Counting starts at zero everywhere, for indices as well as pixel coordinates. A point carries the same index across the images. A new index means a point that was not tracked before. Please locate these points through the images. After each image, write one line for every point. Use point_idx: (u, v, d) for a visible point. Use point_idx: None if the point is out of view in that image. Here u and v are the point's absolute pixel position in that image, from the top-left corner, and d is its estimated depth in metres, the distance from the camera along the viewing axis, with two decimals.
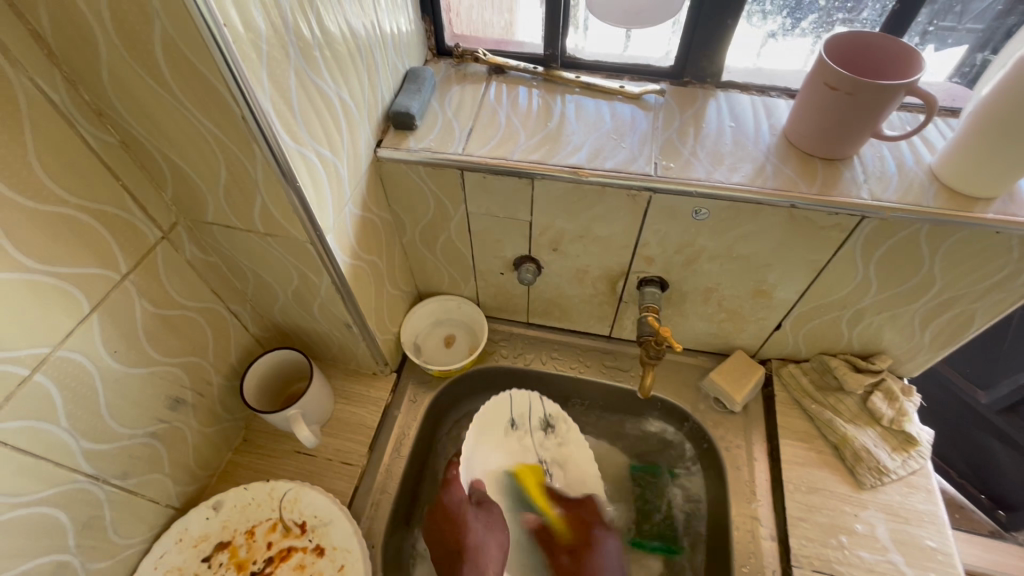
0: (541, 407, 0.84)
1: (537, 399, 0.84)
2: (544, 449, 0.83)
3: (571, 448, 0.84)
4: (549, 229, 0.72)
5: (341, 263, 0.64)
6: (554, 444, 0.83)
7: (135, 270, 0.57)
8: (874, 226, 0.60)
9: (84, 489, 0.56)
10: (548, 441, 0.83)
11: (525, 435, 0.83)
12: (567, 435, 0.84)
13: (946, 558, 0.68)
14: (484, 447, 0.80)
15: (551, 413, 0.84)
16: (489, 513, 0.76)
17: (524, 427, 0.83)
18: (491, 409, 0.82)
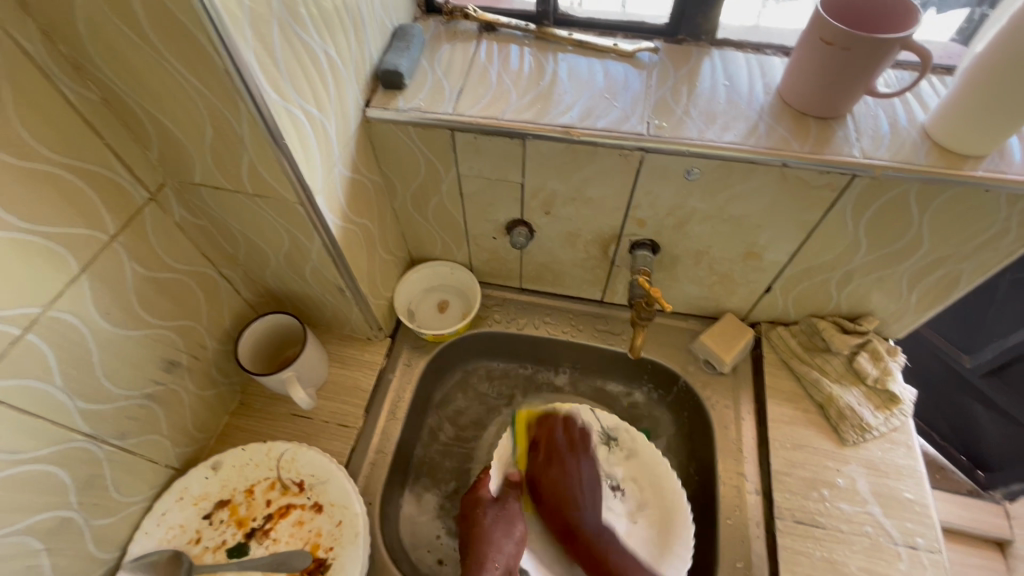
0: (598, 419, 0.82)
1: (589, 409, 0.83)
2: (608, 463, 0.81)
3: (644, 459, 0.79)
4: (541, 191, 0.72)
5: (332, 225, 0.64)
6: (622, 458, 0.81)
7: (123, 232, 0.56)
8: (864, 185, 0.60)
9: (83, 448, 0.57)
10: (612, 455, 0.81)
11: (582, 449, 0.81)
12: (633, 445, 0.81)
13: (922, 509, 0.71)
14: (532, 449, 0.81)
15: (610, 425, 0.82)
16: (507, 511, 0.74)
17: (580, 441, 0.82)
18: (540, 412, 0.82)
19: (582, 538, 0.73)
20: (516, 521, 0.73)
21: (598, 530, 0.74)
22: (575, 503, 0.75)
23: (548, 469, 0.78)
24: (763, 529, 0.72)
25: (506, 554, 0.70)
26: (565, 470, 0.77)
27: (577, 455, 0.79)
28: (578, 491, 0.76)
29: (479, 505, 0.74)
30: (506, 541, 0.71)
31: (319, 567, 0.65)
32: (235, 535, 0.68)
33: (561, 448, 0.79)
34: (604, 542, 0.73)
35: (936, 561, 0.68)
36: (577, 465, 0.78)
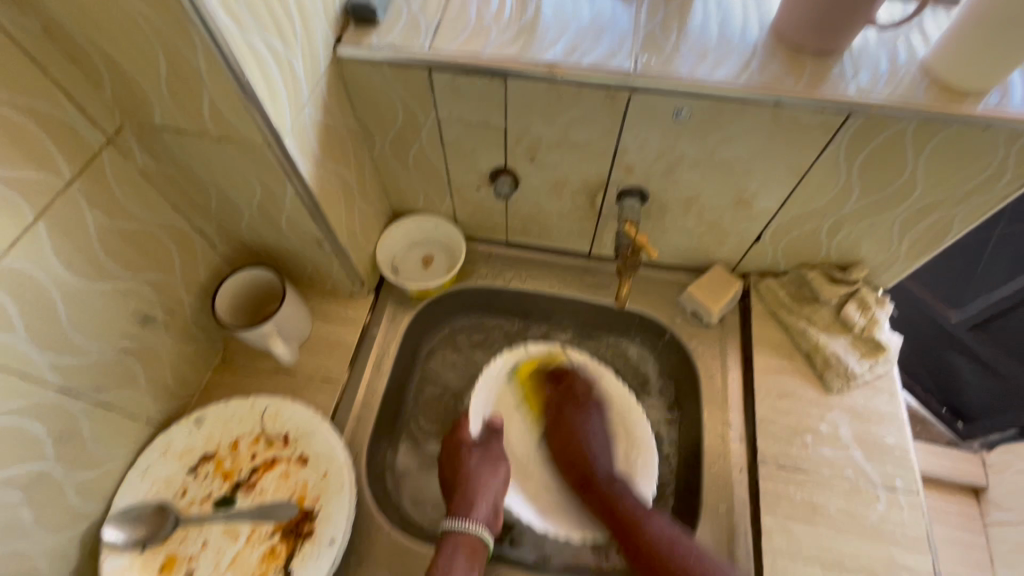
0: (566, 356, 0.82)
1: (559, 352, 0.82)
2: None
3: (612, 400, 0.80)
4: (525, 136, 0.69)
5: (304, 172, 0.61)
6: (589, 398, 0.81)
7: (80, 177, 0.53)
8: (859, 125, 0.58)
9: (56, 402, 0.55)
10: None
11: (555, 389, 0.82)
12: (601, 385, 0.81)
13: (903, 453, 0.72)
14: (501, 391, 0.82)
15: (578, 365, 0.81)
16: (492, 452, 0.74)
17: (550, 381, 0.82)
18: (512, 359, 0.82)
19: (597, 487, 0.73)
20: (502, 462, 0.74)
21: (612, 480, 0.73)
22: (585, 450, 0.75)
23: (557, 425, 0.78)
24: (746, 474, 0.73)
25: (494, 489, 0.71)
26: (574, 420, 0.77)
27: (584, 409, 0.78)
28: (588, 443, 0.75)
29: (463, 447, 0.75)
30: (493, 478, 0.72)
31: (305, 517, 0.65)
32: (221, 488, 0.68)
33: (568, 400, 0.79)
34: (619, 495, 0.71)
35: (913, 502, 0.69)
36: (585, 419, 0.77)
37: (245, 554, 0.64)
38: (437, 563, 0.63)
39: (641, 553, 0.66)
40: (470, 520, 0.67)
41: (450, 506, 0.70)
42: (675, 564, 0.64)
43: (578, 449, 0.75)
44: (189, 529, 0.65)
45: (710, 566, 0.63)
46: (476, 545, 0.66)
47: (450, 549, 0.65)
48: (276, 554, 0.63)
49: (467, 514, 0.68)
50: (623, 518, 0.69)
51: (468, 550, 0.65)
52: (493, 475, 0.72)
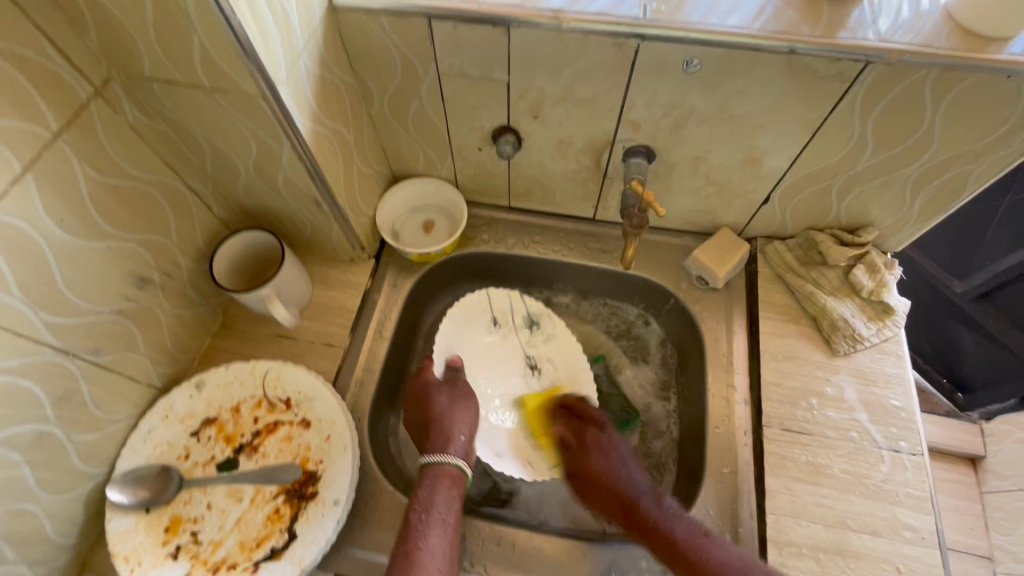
0: (523, 304, 0.84)
1: (518, 297, 0.84)
2: (529, 346, 0.85)
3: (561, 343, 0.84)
4: (529, 91, 0.66)
5: (301, 126, 0.59)
6: (542, 340, 0.84)
7: (69, 129, 0.51)
8: (876, 75, 0.55)
9: (54, 362, 0.55)
10: (534, 338, 0.85)
11: (511, 331, 0.85)
12: (553, 330, 0.84)
13: (908, 415, 0.72)
14: (461, 335, 0.83)
15: (533, 309, 0.85)
16: (457, 391, 0.74)
17: (507, 324, 0.85)
18: (471, 300, 0.84)
19: (643, 513, 0.64)
20: (471, 398, 0.74)
21: (658, 504, 0.65)
22: (613, 479, 0.68)
23: (576, 452, 0.72)
24: (751, 436, 0.73)
25: (467, 424, 0.71)
26: (595, 451, 0.71)
27: (601, 432, 0.73)
28: (614, 465, 0.69)
29: (430, 387, 0.74)
30: (466, 415, 0.72)
31: (309, 479, 0.65)
32: (224, 451, 0.68)
33: (582, 425, 0.75)
34: (667, 518, 0.63)
35: (918, 463, 0.69)
36: (606, 443, 0.72)
37: (249, 515, 0.64)
38: (421, 493, 0.63)
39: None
40: (447, 454, 0.67)
41: (425, 443, 0.69)
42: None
43: (606, 475, 0.69)
44: (193, 491, 0.65)
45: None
46: (455, 477, 0.66)
47: (432, 481, 0.64)
48: (280, 516, 0.63)
49: (445, 449, 0.67)
50: (678, 543, 0.61)
51: (449, 481, 0.65)
52: (461, 411, 0.72)
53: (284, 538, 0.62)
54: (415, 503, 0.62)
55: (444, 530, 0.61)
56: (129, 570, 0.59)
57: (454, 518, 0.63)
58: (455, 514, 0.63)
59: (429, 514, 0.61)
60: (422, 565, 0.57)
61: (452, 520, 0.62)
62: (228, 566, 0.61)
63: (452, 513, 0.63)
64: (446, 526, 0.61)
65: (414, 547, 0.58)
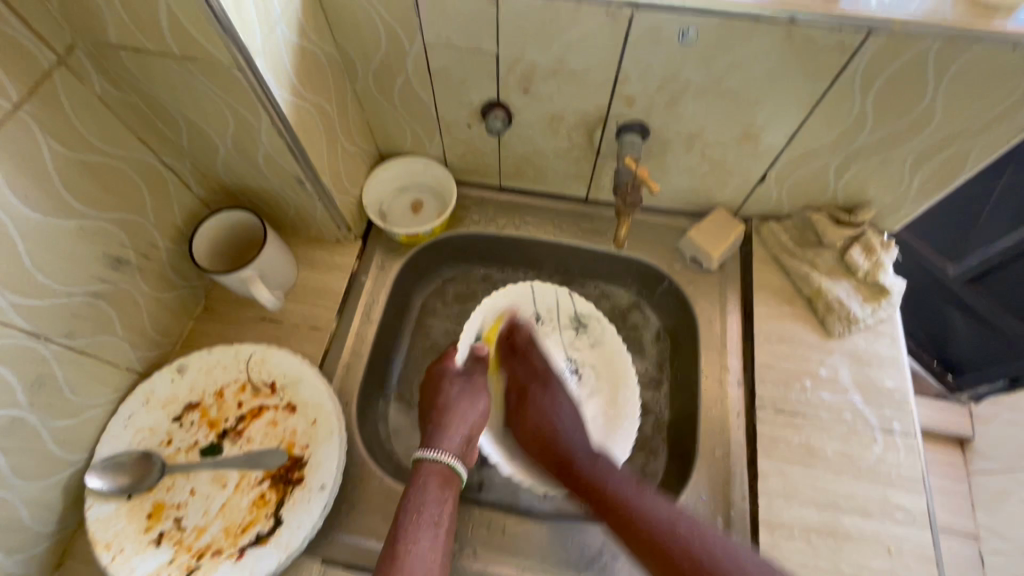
0: (570, 304, 0.82)
1: (565, 295, 0.83)
2: (571, 347, 0.81)
3: (606, 349, 0.81)
4: (519, 63, 0.64)
5: (279, 99, 0.56)
6: (586, 344, 0.81)
7: (30, 100, 0.48)
8: (878, 46, 0.53)
9: (24, 345, 0.53)
10: (578, 340, 0.82)
11: (552, 329, 0.82)
12: (599, 335, 0.81)
13: (902, 396, 0.71)
14: (499, 325, 0.81)
15: (580, 310, 0.82)
16: (471, 382, 0.72)
17: (548, 321, 0.82)
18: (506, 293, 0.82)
19: (578, 470, 0.64)
20: (483, 394, 0.71)
21: (595, 463, 0.65)
22: (553, 435, 0.68)
23: (519, 404, 0.72)
24: (744, 419, 0.72)
25: (469, 422, 0.68)
26: (538, 405, 0.71)
27: (545, 388, 0.72)
28: (552, 420, 0.69)
29: (445, 377, 0.72)
30: (471, 411, 0.69)
31: (295, 465, 0.64)
32: (207, 436, 0.66)
33: (528, 376, 0.74)
34: (597, 475, 0.63)
35: (910, 445, 0.69)
36: (548, 397, 0.71)
37: (234, 501, 0.62)
38: (412, 493, 0.62)
39: (640, 543, 0.57)
40: (441, 451, 0.65)
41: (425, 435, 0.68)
42: (679, 551, 0.56)
43: (543, 429, 0.69)
44: (176, 477, 0.63)
45: (725, 559, 0.55)
46: (449, 479, 0.64)
47: (422, 479, 0.63)
48: (266, 501, 0.62)
49: (438, 445, 0.66)
50: (611, 505, 0.60)
51: (440, 481, 0.63)
52: (471, 409, 0.69)
53: (270, 523, 0.61)
54: (405, 504, 0.61)
55: (434, 535, 0.59)
56: (110, 557, 0.58)
57: (447, 522, 0.61)
58: (447, 519, 0.61)
59: (417, 516, 0.59)
60: (407, 570, 0.56)
61: (442, 525, 0.60)
62: (213, 552, 0.59)
63: (444, 517, 0.61)
64: (437, 530, 0.59)
65: (402, 550, 0.57)
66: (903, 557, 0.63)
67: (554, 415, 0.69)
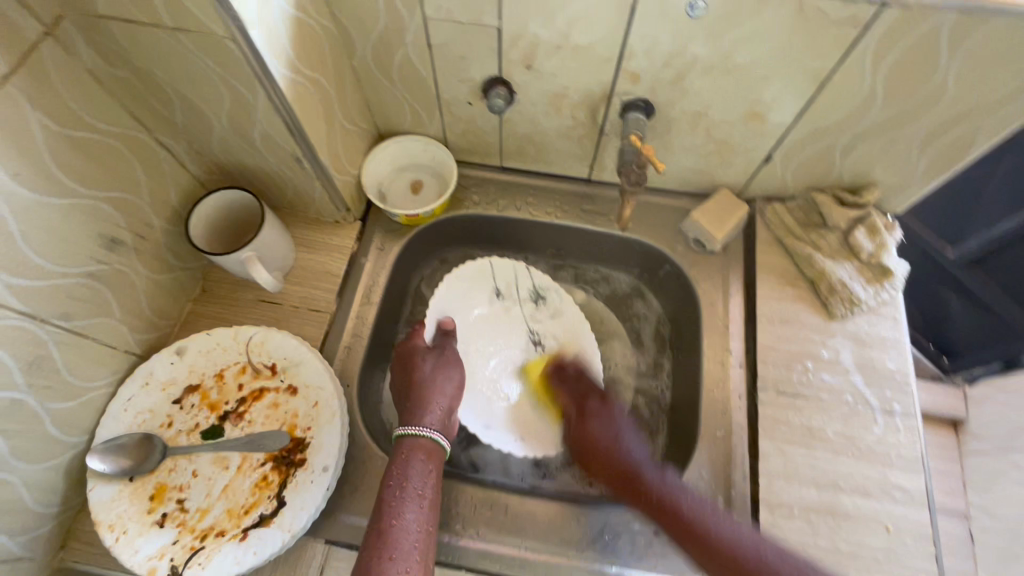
0: (530, 278, 0.82)
1: (524, 270, 0.82)
2: (533, 321, 0.82)
3: (565, 320, 0.81)
4: (522, 38, 0.62)
5: (276, 73, 0.55)
6: (547, 316, 0.82)
7: (18, 73, 0.47)
8: (892, 19, 0.52)
9: (21, 327, 0.52)
10: (539, 313, 0.83)
11: (512, 304, 0.83)
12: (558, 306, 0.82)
13: (903, 378, 0.72)
14: (463, 300, 0.81)
15: (540, 283, 0.82)
16: (442, 356, 0.71)
17: (510, 296, 0.83)
18: (470, 270, 0.81)
19: (643, 488, 0.60)
20: (457, 365, 0.70)
21: (666, 481, 0.60)
22: (617, 453, 0.64)
23: (577, 418, 0.68)
24: (745, 400, 0.73)
25: (447, 394, 0.67)
26: (601, 421, 0.67)
27: (604, 400, 0.69)
28: (612, 436, 0.65)
29: (415, 352, 0.70)
30: (448, 384, 0.68)
31: (297, 446, 0.64)
32: (208, 418, 0.66)
33: (587, 393, 0.71)
34: (669, 491, 0.59)
35: (911, 425, 0.69)
36: (609, 413, 0.68)
37: (236, 482, 0.62)
38: (395, 469, 0.60)
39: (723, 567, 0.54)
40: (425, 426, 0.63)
41: (404, 412, 0.66)
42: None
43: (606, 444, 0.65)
44: (178, 459, 0.63)
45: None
46: (432, 451, 0.62)
47: (404, 455, 0.61)
48: (268, 482, 0.62)
49: (420, 421, 0.64)
50: (688, 525, 0.57)
51: (423, 455, 0.62)
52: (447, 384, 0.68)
53: (273, 504, 0.61)
54: (388, 480, 0.59)
55: (419, 508, 0.58)
56: (114, 538, 0.58)
57: (431, 494, 0.60)
58: (431, 490, 0.60)
59: (402, 492, 0.58)
60: (394, 546, 0.55)
61: (427, 498, 0.59)
62: (216, 533, 0.59)
63: (429, 490, 0.60)
64: (423, 504, 0.58)
65: (387, 527, 0.56)
66: (902, 535, 0.64)
67: (617, 431, 0.66)
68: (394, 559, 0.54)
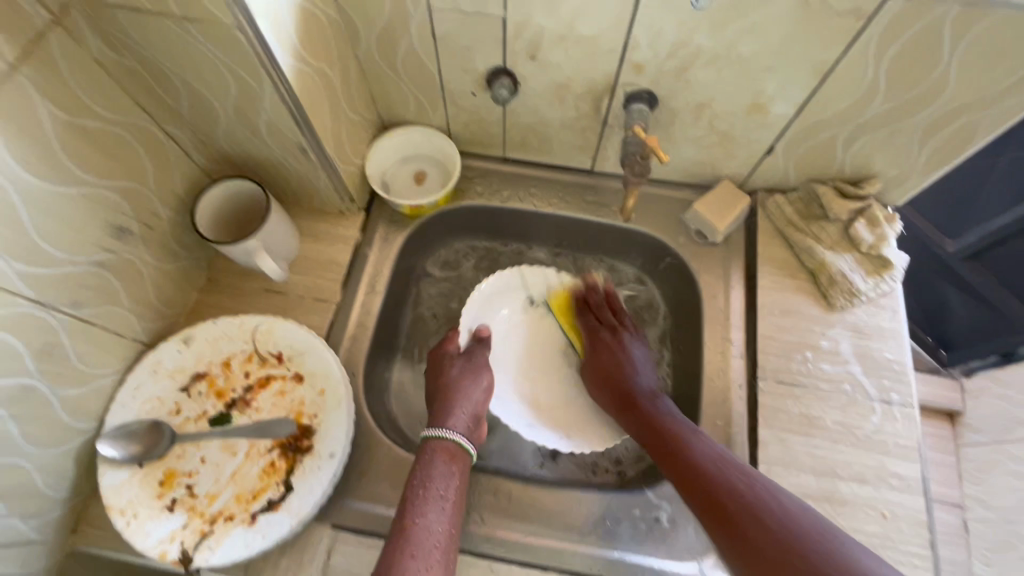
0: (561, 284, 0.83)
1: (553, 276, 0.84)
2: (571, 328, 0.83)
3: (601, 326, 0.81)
4: (526, 28, 0.62)
5: (282, 63, 0.55)
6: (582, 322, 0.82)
7: (27, 61, 0.47)
8: (895, 10, 0.52)
9: (32, 315, 0.52)
10: (574, 319, 0.83)
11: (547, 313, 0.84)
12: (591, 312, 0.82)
13: (901, 368, 0.72)
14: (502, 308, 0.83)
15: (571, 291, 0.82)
16: (472, 362, 0.74)
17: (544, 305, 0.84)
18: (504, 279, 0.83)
19: (639, 410, 0.68)
20: (485, 373, 0.73)
21: (659, 405, 0.67)
22: (625, 379, 0.72)
23: (593, 351, 0.76)
24: (745, 390, 0.73)
25: (473, 399, 0.70)
26: (614, 352, 0.74)
27: (614, 336, 0.76)
28: (626, 365, 0.73)
29: (446, 358, 0.74)
30: (475, 389, 0.71)
31: (304, 433, 0.65)
32: (215, 406, 0.67)
33: (608, 326, 0.78)
34: (659, 413, 0.66)
35: (908, 414, 0.70)
36: (623, 344, 0.75)
37: (244, 469, 0.63)
38: (420, 469, 0.62)
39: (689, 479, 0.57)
40: (449, 428, 0.66)
41: (432, 415, 0.69)
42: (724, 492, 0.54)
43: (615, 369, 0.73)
44: (186, 445, 0.64)
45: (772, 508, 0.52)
46: (455, 453, 0.64)
47: (428, 456, 0.63)
48: (276, 468, 0.63)
49: (446, 423, 0.66)
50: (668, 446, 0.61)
51: (446, 457, 0.64)
52: (474, 388, 0.71)
53: (281, 490, 0.62)
54: (412, 481, 0.61)
55: (441, 509, 0.59)
56: (125, 522, 0.59)
57: (453, 495, 0.61)
58: (454, 491, 0.61)
59: (426, 493, 0.60)
60: (416, 544, 0.56)
61: (450, 499, 0.60)
62: (225, 518, 0.60)
63: (451, 491, 0.61)
64: (446, 505, 0.59)
65: (409, 525, 0.57)
66: (898, 522, 0.65)
67: (627, 362, 0.73)
68: (416, 557, 0.55)
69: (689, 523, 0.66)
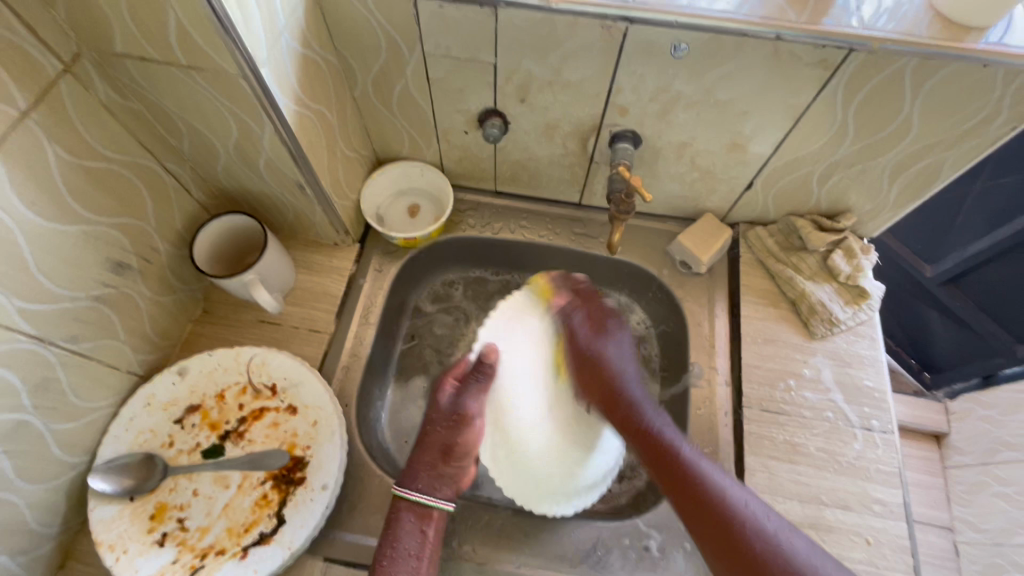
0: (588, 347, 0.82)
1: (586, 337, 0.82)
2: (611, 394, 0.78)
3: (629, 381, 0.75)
4: (516, 73, 0.66)
5: (283, 107, 0.58)
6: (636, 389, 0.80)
7: (38, 108, 0.49)
8: (859, 61, 0.56)
9: (31, 350, 0.53)
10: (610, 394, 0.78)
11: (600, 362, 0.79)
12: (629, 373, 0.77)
13: (880, 395, 0.75)
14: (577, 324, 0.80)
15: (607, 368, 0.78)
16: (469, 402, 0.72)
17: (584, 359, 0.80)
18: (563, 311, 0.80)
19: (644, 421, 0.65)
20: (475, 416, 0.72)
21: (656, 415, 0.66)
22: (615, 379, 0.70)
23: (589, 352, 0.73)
24: (731, 418, 0.75)
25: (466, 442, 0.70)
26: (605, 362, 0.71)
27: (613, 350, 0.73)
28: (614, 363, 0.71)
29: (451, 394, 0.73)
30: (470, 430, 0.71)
31: (296, 465, 0.65)
32: (209, 438, 0.67)
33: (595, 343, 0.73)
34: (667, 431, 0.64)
35: (888, 440, 0.72)
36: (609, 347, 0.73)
37: (236, 501, 0.63)
38: (389, 528, 0.63)
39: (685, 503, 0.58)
40: (412, 490, 0.64)
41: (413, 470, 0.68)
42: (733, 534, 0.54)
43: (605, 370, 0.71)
44: (178, 478, 0.64)
45: (790, 559, 0.52)
46: (427, 512, 0.64)
47: (395, 514, 0.63)
48: (268, 501, 0.63)
49: (413, 483, 0.65)
50: (672, 464, 0.60)
51: (414, 516, 0.63)
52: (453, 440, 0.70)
53: (273, 523, 0.62)
54: (382, 539, 0.62)
55: (413, 566, 0.60)
56: (115, 558, 0.59)
57: (426, 552, 0.62)
58: (427, 548, 0.62)
59: (393, 553, 0.61)
60: None
61: (422, 556, 0.61)
62: (216, 552, 0.61)
63: (422, 547, 0.62)
64: (415, 561, 0.60)
65: None
66: (881, 547, 0.67)
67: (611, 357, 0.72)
68: None
69: (678, 550, 0.67)
